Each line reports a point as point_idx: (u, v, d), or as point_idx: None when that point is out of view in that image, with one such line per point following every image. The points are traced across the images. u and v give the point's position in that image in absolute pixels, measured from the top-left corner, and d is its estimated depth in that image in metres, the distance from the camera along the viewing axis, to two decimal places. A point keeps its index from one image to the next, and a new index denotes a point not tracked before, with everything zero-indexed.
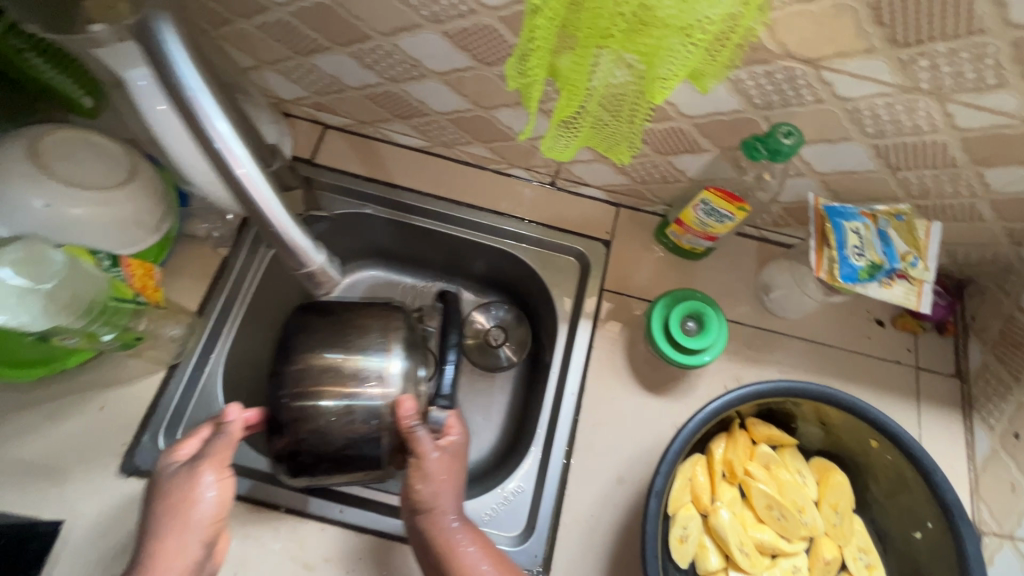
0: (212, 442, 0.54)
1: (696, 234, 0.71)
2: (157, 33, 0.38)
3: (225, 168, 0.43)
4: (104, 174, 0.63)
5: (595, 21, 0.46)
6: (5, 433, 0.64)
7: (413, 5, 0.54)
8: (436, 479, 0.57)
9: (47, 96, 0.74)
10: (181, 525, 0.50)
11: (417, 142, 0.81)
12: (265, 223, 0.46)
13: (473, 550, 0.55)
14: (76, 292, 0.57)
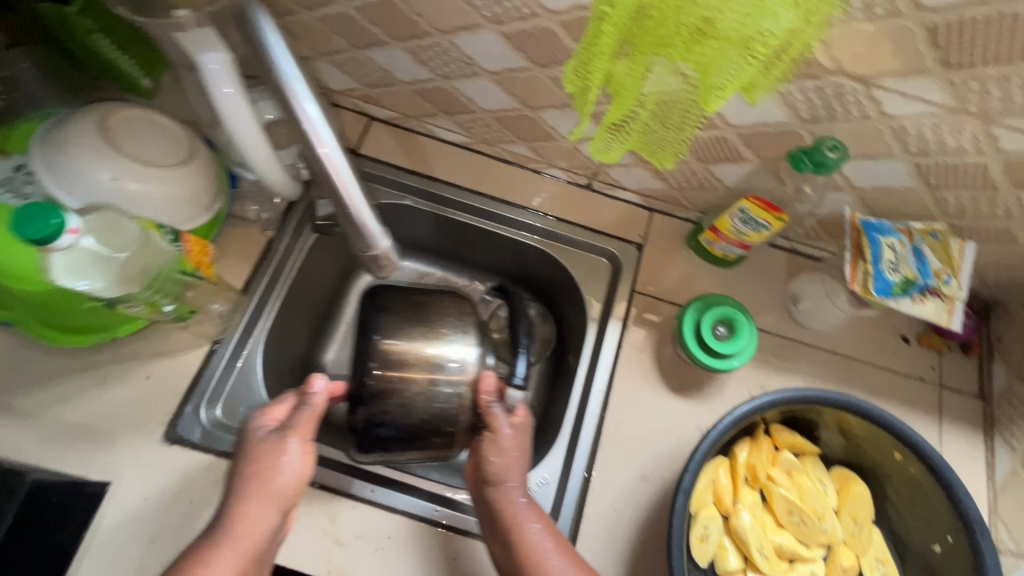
0: (300, 412, 0.60)
1: (730, 242, 0.73)
2: (256, 23, 0.42)
3: (310, 150, 0.47)
4: (166, 152, 0.66)
5: (655, 30, 0.48)
6: (57, 396, 0.67)
7: (476, 5, 0.56)
8: (504, 455, 0.61)
9: (109, 75, 0.77)
10: (266, 487, 0.56)
11: (460, 138, 0.83)
12: (340, 202, 0.51)
13: (537, 521, 0.58)
14: (146, 264, 0.62)
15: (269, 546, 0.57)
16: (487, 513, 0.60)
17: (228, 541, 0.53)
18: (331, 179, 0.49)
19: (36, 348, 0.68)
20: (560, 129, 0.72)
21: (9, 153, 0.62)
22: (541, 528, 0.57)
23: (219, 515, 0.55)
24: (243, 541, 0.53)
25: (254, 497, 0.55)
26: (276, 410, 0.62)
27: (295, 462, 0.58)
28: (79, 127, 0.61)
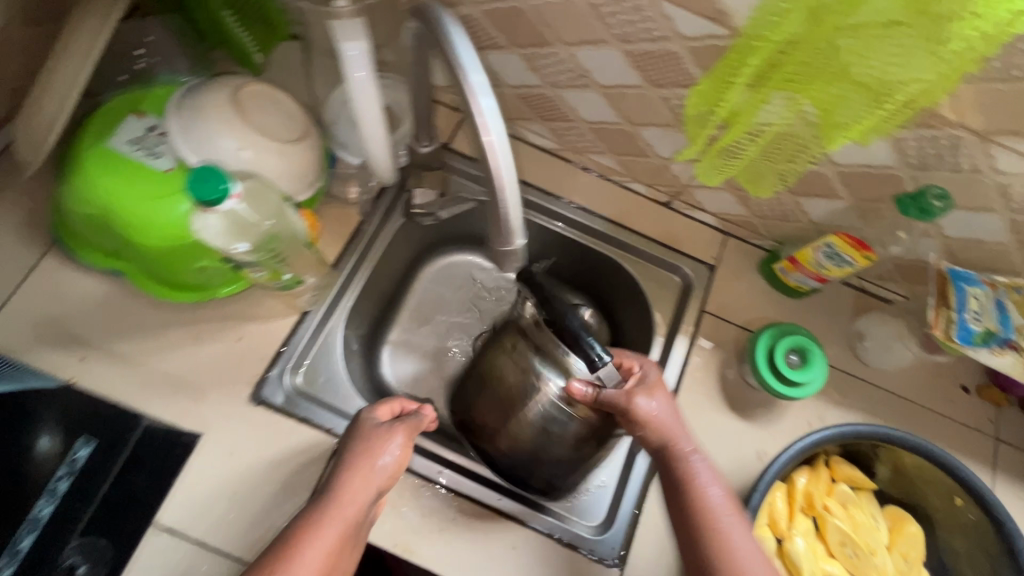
0: (410, 417, 0.68)
1: (807, 273, 0.75)
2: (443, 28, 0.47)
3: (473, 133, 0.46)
4: (285, 128, 0.69)
5: (788, 73, 0.52)
6: (157, 346, 0.70)
7: (607, 22, 0.59)
8: (669, 425, 0.64)
9: (226, 49, 0.80)
10: (371, 467, 0.63)
11: (549, 144, 0.85)
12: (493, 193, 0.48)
13: (718, 489, 0.61)
14: (279, 235, 0.66)
15: (366, 521, 0.63)
16: (669, 484, 0.63)
17: (340, 507, 0.60)
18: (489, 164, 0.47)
19: (140, 299, 0.72)
20: (656, 147, 0.74)
21: (143, 114, 0.66)
22: (723, 495, 0.61)
23: (323, 487, 0.62)
24: (341, 512, 0.60)
25: (361, 472, 0.62)
26: (383, 408, 0.69)
27: (397, 451, 0.65)
28: (216, 97, 0.65)
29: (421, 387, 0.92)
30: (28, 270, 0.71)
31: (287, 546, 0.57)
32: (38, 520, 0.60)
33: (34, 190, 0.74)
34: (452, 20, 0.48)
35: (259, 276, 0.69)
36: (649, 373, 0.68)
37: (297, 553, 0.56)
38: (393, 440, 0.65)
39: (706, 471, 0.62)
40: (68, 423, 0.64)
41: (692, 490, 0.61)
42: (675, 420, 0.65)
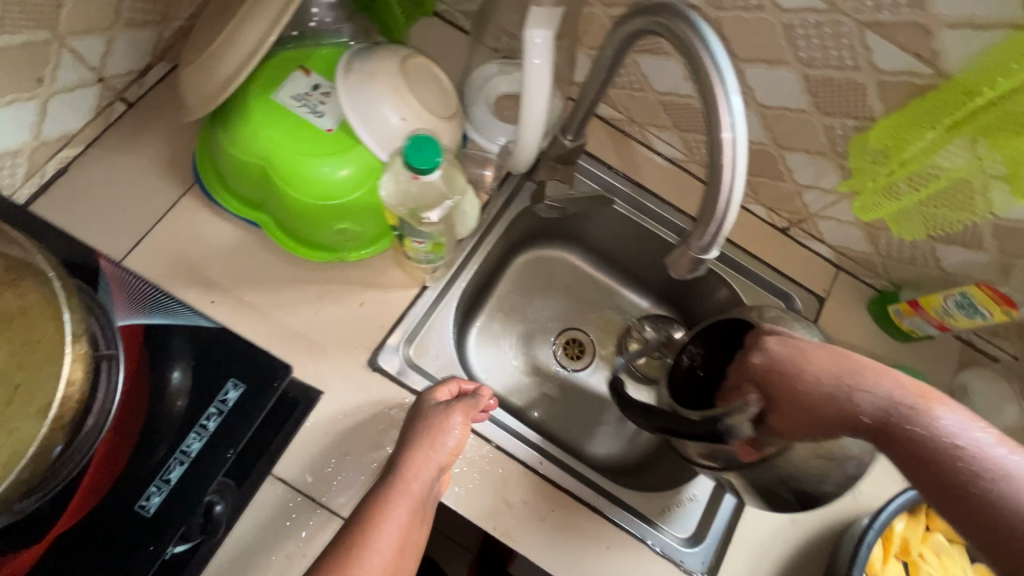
0: (467, 398, 0.67)
1: (927, 319, 0.75)
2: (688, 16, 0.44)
3: (710, 127, 0.42)
4: (441, 104, 0.69)
5: (987, 117, 0.52)
6: (283, 299, 0.72)
7: (796, 44, 0.58)
8: (852, 387, 0.49)
9: (372, 12, 0.78)
10: (433, 444, 0.63)
11: (675, 154, 0.85)
12: (712, 194, 0.44)
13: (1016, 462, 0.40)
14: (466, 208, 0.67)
15: (432, 498, 0.63)
16: (930, 479, 0.43)
17: (406, 483, 0.60)
18: (720, 164, 0.43)
19: (270, 250, 0.73)
20: (797, 173, 0.72)
21: (308, 72, 0.67)
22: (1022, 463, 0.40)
23: (390, 465, 0.62)
24: (407, 485, 0.60)
25: (420, 450, 0.62)
26: (441, 389, 0.68)
27: (456, 429, 0.64)
28: (384, 64, 0.66)
29: (496, 372, 0.89)
30: (167, 208, 0.72)
31: (366, 520, 0.58)
32: (189, 453, 0.56)
33: (179, 130, 0.75)
34: (694, 12, 0.44)
35: (421, 250, 0.65)
36: (792, 357, 0.54)
37: (374, 526, 0.57)
38: (451, 418, 0.65)
39: (980, 441, 0.42)
40: (221, 362, 0.60)
41: (958, 466, 0.42)
42: (889, 385, 0.48)
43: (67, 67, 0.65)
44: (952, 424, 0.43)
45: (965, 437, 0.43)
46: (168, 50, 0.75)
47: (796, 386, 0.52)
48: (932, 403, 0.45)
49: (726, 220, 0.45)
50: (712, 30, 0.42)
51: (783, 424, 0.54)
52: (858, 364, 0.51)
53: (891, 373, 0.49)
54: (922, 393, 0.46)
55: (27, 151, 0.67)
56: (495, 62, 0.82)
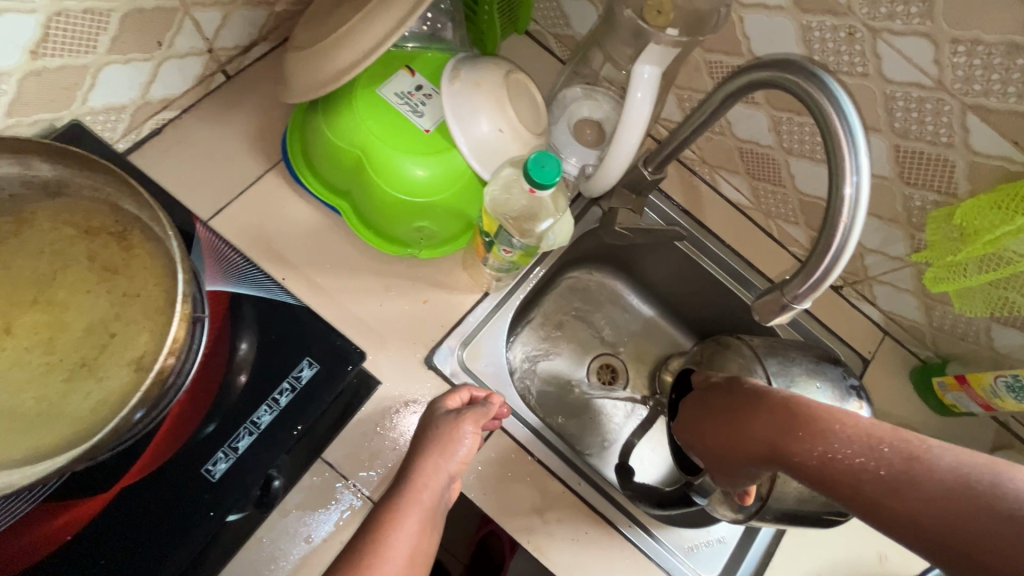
0: (477, 406, 0.65)
1: (972, 396, 0.76)
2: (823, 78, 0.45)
3: (833, 181, 0.44)
4: (534, 121, 0.71)
5: None
6: (350, 286, 0.73)
7: (894, 114, 0.60)
8: (739, 420, 0.57)
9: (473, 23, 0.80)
10: (445, 453, 0.61)
11: (741, 200, 0.87)
12: (822, 246, 0.45)
13: (874, 446, 0.44)
14: (562, 230, 0.66)
15: (443, 507, 0.61)
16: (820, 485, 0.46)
17: (414, 494, 0.58)
18: (837, 221, 0.44)
19: (343, 236, 0.75)
20: (863, 236, 0.75)
21: (414, 73, 0.70)
22: (866, 441, 0.45)
23: (404, 473, 0.61)
24: (418, 495, 0.58)
25: (430, 459, 0.60)
26: (453, 397, 0.66)
27: (468, 438, 0.62)
28: (490, 76, 0.69)
29: (532, 376, 0.90)
30: (251, 181, 0.74)
31: (378, 527, 0.56)
32: (259, 425, 0.58)
33: (273, 107, 0.77)
34: (819, 68, 0.46)
35: (506, 259, 0.66)
36: (705, 410, 0.63)
37: (387, 535, 0.55)
38: (456, 429, 0.62)
39: (837, 436, 0.46)
40: (296, 342, 0.61)
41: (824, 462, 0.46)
42: (765, 413, 0.54)
43: (186, 34, 0.67)
44: (809, 429, 0.49)
45: (824, 436, 0.47)
46: (275, 30, 0.77)
47: (711, 440, 0.60)
48: (798, 413, 0.51)
49: (830, 276, 0.46)
50: (840, 85, 0.45)
51: (722, 477, 0.60)
52: (744, 397, 0.58)
53: (763, 396, 0.55)
54: (793, 408, 0.52)
55: (131, 109, 0.68)
56: (581, 86, 0.81)
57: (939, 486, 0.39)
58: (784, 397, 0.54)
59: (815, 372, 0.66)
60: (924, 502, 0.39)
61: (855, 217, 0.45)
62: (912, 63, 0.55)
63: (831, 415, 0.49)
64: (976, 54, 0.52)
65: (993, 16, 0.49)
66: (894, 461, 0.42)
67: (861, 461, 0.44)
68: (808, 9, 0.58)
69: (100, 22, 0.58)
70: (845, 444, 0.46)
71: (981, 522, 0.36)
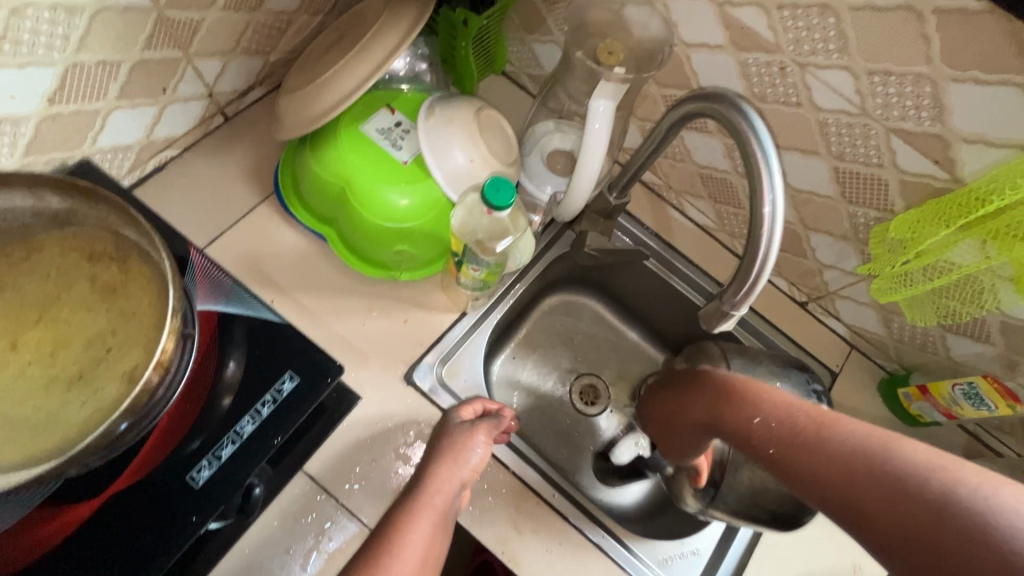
0: (492, 419, 0.70)
1: (935, 405, 0.79)
2: (744, 109, 0.51)
3: (755, 198, 0.49)
4: (504, 152, 0.77)
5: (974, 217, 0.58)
6: (336, 307, 0.77)
7: (829, 139, 0.66)
8: (696, 395, 0.65)
9: (451, 65, 0.88)
10: (457, 459, 0.64)
11: (706, 222, 0.92)
12: (751, 256, 0.50)
13: (792, 413, 0.51)
14: (523, 246, 0.71)
15: (453, 512, 0.63)
16: (750, 446, 0.53)
17: (426, 497, 0.61)
18: (759, 233, 0.50)
19: (329, 261, 0.80)
20: (819, 253, 0.80)
21: (394, 110, 0.76)
22: (785, 412, 0.52)
23: (417, 475, 0.64)
24: (432, 496, 0.61)
25: (444, 465, 0.64)
26: (466, 408, 0.71)
27: (480, 447, 0.66)
28: (463, 112, 0.75)
29: (513, 395, 0.93)
30: (246, 212, 0.80)
31: (392, 529, 0.58)
32: (241, 434, 0.60)
33: (267, 144, 0.84)
34: (744, 101, 0.52)
35: (475, 277, 0.70)
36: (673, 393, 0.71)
37: (397, 540, 0.57)
38: (468, 436, 0.66)
39: (765, 404, 0.54)
40: (280, 355, 0.64)
41: (750, 427, 0.54)
42: (711, 388, 0.62)
43: (188, 81, 0.74)
44: (745, 399, 0.57)
45: (754, 405, 0.55)
46: (270, 76, 0.85)
47: (674, 417, 0.69)
48: (739, 388, 0.59)
49: (760, 283, 0.51)
50: (761, 119, 0.50)
51: (677, 451, 0.70)
52: (703, 377, 0.66)
53: (712, 376, 0.64)
54: (737, 386, 0.59)
55: (137, 148, 0.75)
56: (552, 120, 0.88)
57: (837, 442, 0.46)
58: (732, 376, 0.61)
59: (780, 374, 0.70)
60: (819, 460, 0.46)
61: (775, 226, 0.50)
62: (837, 93, 0.61)
63: (765, 390, 0.56)
64: (890, 83, 0.57)
65: (898, 51, 0.55)
66: (806, 426, 0.49)
67: (783, 423, 0.51)
68: (743, 47, 0.65)
69: (111, 73, 0.66)
70: (772, 410, 0.53)
71: (860, 473, 0.42)
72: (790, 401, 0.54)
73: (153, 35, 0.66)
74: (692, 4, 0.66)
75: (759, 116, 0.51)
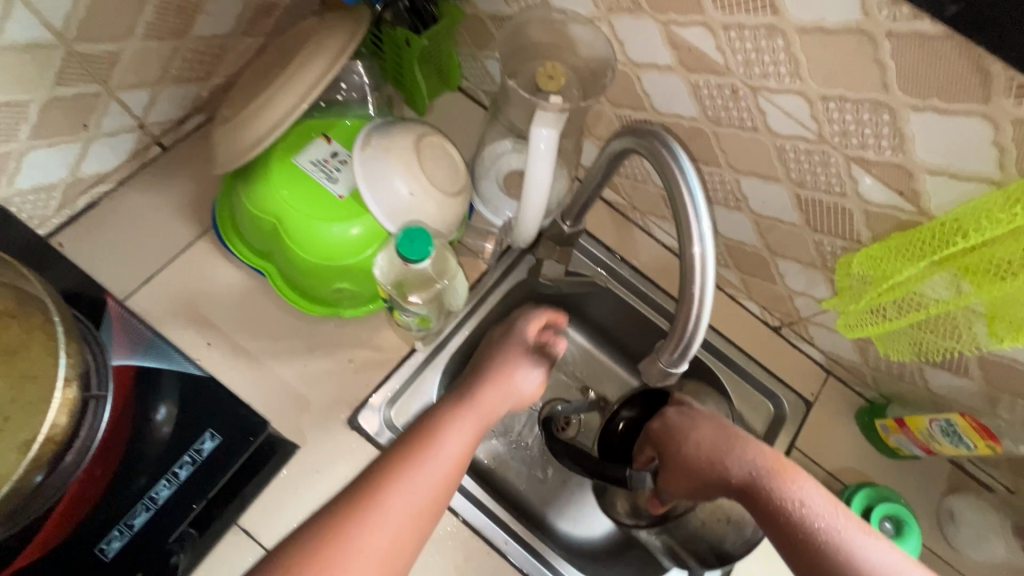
0: (551, 349, 0.77)
1: (913, 439, 0.74)
2: (670, 146, 0.47)
3: (682, 244, 0.46)
4: (450, 180, 0.72)
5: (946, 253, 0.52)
6: (276, 347, 0.74)
7: (788, 165, 0.61)
8: (730, 458, 0.62)
9: (401, 83, 0.84)
10: (506, 379, 0.71)
11: (674, 243, 0.87)
12: (683, 307, 0.47)
13: (835, 512, 0.55)
14: (455, 287, 0.71)
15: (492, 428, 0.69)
16: (782, 530, 0.56)
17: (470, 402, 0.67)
18: (691, 283, 0.46)
19: (271, 297, 0.76)
20: (788, 279, 0.75)
21: (330, 140, 0.72)
22: (827, 508, 0.56)
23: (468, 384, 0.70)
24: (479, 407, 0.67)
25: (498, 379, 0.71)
26: (535, 321, 0.77)
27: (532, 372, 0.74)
28: (402, 141, 0.70)
29: None
30: (182, 248, 0.76)
31: (431, 429, 0.63)
32: (156, 500, 0.60)
33: (206, 174, 0.80)
34: (675, 141, 0.47)
35: (409, 322, 0.71)
36: (681, 428, 0.68)
37: (440, 434, 0.62)
38: (520, 361, 0.74)
39: (809, 495, 0.57)
40: (202, 409, 0.64)
41: (794, 515, 0.56)
42: (754, 456, 0.61)
43: (113, 115, 0.71)
44: (792, 481, 0.58)
45: (799, 494, 0.57)
46: (209, 102, 0.81)
47: (687, 462, 0.65)
48: (781, 466, 0.59)
49: (696, 335, 0.48)
50: (692, 165, 0.46)
51: (677, 490, 0.66)
52: (733, 437, 0.64)
53: (755, 446, 0.62)
54: (778, 463, 0.60)
55: (62, 187, 0.71)
56: (509, 138, 0.80)
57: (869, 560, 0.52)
58: (775, 451, 0.61)
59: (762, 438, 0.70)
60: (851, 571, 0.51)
61: (709, 274, 0.46)
62: (793, 119, 0.56)
63: (806, 480, 0.58)
64: (846, 110, 0.52)
65: (852, 76, 0.50)
66: (845, 529, 0.54)
67: (824, 521, 0.55)
68: (692, 69, 0.60)
69: (19, 114, 0.62)
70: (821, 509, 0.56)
71: None
72: (827, 495, 0.57)
73: (64, 71, 0.62)
74: (636, 22, 0.60)
75: (689, 156, 0.47)
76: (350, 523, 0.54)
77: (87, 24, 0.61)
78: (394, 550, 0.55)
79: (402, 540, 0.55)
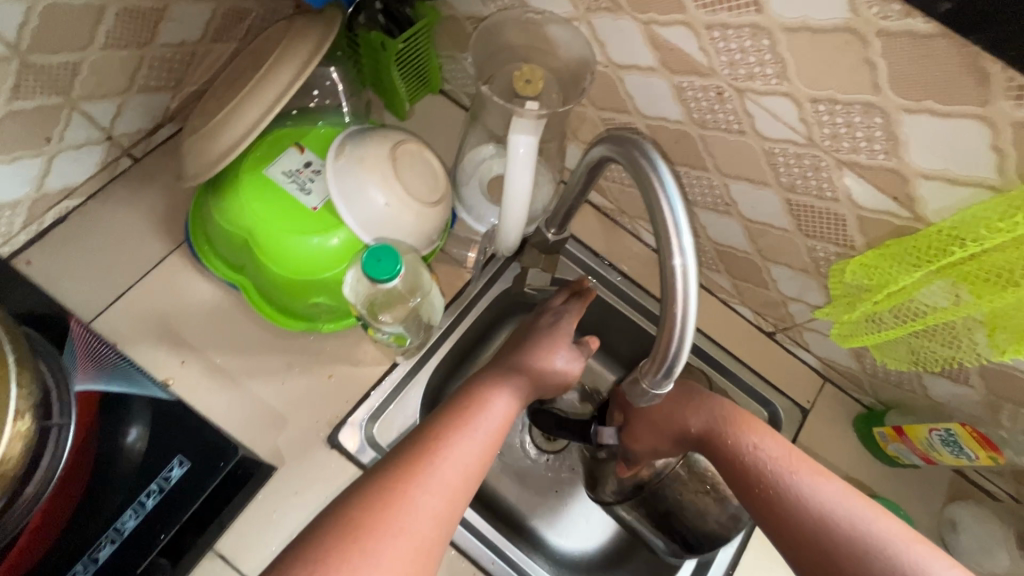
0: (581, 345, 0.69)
1: (912, 448, 0.72)
2: (648, 154, 0.45)
3: (661, 258, 0.44)
4: (428, 189, 0.69)
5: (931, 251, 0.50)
6: (252, 365, 0.71)
7: (778, 169, 0.58)
8: (688, 409, 0.66)
9: (380, 88, 0.82)
10: (538, 359, 0.66)
11: None
12: (664, 325, 0.44)
13: (790, 457, 0.59)
14: (430, 301, 0.70)
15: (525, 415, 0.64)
16: (737, 473, 0.60)
17: (505, 376, 0.64)
18: (671, 299, 0.44)
19: (247, 312, 0.74)
20: (781, 285, 0.72)
21: (303, 149, 0.69)
22: (780, 455, 0.59)
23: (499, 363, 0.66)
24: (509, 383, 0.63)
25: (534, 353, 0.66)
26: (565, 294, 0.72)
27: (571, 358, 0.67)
28: (377, 149, 0.67)
29: None
30: (154, 263, 0.74)
31: (462, 409, 0.58)
32: (121, 531, 0.57)
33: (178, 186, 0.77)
34: (654, 149, 0.45)
35: (384, 339, 0.70)
36: None
37: (475, 411, 0.58)
38: (565, 341, 0.67)
39: (766, 443, 0.60)
40: (175, 436, 0.62)
41: (749, 459, 0.60)
42: (714, 409, 0.65)
43: (77, 128, 0.68)
44: (746, 429, 0.62)
45: (755, 442, 0.61)
46: (180, 112, 0.79)
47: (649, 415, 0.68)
48: (738, 418, 0.63)
49: (679, 353, 0.45)
50: (672, 176, 0.44)
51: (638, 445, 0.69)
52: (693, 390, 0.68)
53: (715, 398, 0.66)
54: (735, 415, 0.64)
55: (26, 203, 0.69)
56: (492, 143, 0.77)
57: (825, 500, 0.54)
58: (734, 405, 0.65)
59: None
60: (809, 513, 0.54)
61: (691, 290, 0.44)
62: (782, 122, 0.54)
63: (762, 431, 0.61)
64: (837, 112, 0.50)
65: (842, 77, 0.47)
66: (801, 473, 0.57)
67: (777, 465, 0.58)
68: (676, 70, 0.57)
69: None
70: (769, 455, 0.59)
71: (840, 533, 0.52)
72: (783, 442, 0.60)
73: (20, 84, 0.60)
74: (617, 22, 0.58)
75: (669, 167, 0.44)
76: (406, 478, 0.50)
77: (42, 34, 0.59)
78: (447, 511, 0.50)
79: (455, 501, 0.51)
